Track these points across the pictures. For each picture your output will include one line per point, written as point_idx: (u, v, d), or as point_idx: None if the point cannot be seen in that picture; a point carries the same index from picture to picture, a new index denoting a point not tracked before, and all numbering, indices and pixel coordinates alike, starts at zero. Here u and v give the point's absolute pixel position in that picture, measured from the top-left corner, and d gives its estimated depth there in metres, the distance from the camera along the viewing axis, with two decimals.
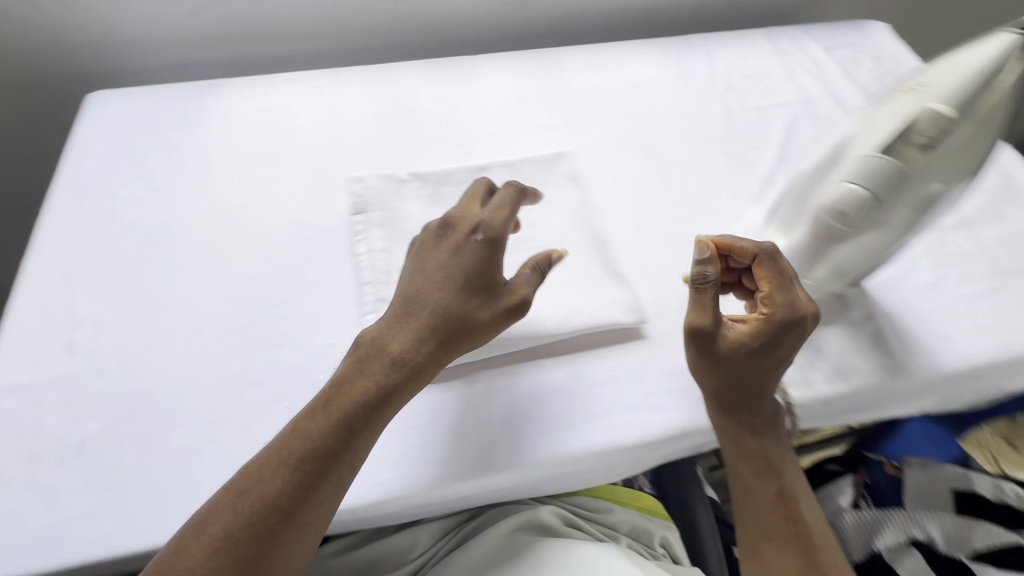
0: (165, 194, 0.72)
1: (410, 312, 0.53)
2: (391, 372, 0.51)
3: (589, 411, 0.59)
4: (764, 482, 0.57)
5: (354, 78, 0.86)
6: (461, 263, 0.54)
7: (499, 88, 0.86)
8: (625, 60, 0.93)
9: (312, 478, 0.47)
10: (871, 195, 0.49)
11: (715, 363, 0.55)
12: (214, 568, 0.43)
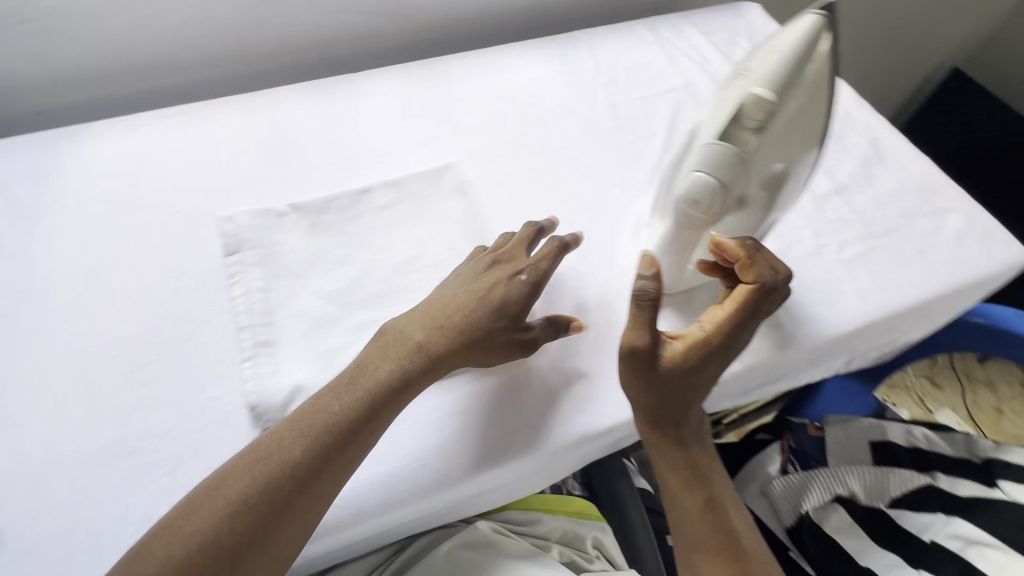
0: (20, 258, 0.66)
1: (450, 322, 0.57)
2: (413, 362, 0.55)
3: (515, 428, 0.58)
4: (695, 494, 0.57)
5: (226, 108, 0.82)
6: (501, 294, 0.58)
7: (382, 103, 0.84)
8: (510, 61, 0.92)
9: (329, 453, 0.49)
10: (714, 181, 0.50)
11: (643, 385, 0.54)
12: (225, 530, 0.46)
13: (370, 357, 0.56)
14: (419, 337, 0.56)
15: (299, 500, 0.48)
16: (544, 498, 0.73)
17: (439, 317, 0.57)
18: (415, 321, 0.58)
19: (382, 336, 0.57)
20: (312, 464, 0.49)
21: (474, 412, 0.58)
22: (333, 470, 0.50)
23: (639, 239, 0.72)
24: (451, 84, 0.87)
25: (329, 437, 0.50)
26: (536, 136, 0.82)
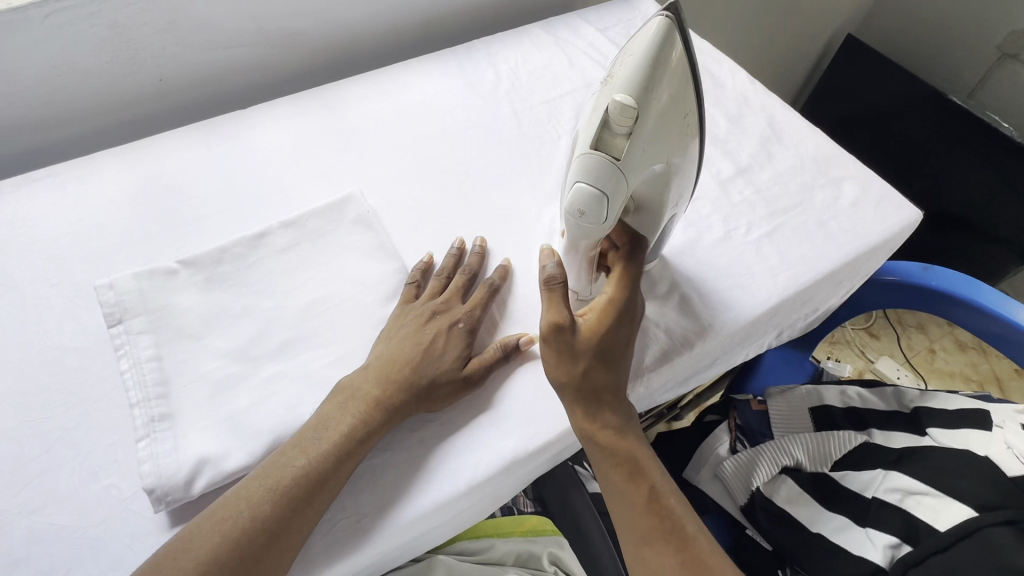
0: None
1: (401, 376, 0.56)
2: (374, 416, 0.54)
3: (451, 461, 0.56)
4: (635, 487, 0.55)
5: (102, 164, 0.76)
6: (444, 344, 0.59)
7: (275, 138, 0.80)
8: (408, 78, 0.90)
9: (296, 507, 0.49)
10: (595, 194, 0.50)
11: (564, 365, 0.54)
12: None
13: (326, 410, 0.54)
14: (375, 390, 0.55)
15: (268, 555, 0.47)
16: (497, 522, 0.71)
17: (388, 368, 0.57)
18: (365, 372, 0.57)
19: (337, 393, 0.55)
20: (274, 529, 0.48)
21: (409, 449, 0.56)
22: (303, 521, 0.49)
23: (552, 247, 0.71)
24: (348, 110, 0.84)
25: (292, 498, 0.49)
26: (441, 154, 0.80)
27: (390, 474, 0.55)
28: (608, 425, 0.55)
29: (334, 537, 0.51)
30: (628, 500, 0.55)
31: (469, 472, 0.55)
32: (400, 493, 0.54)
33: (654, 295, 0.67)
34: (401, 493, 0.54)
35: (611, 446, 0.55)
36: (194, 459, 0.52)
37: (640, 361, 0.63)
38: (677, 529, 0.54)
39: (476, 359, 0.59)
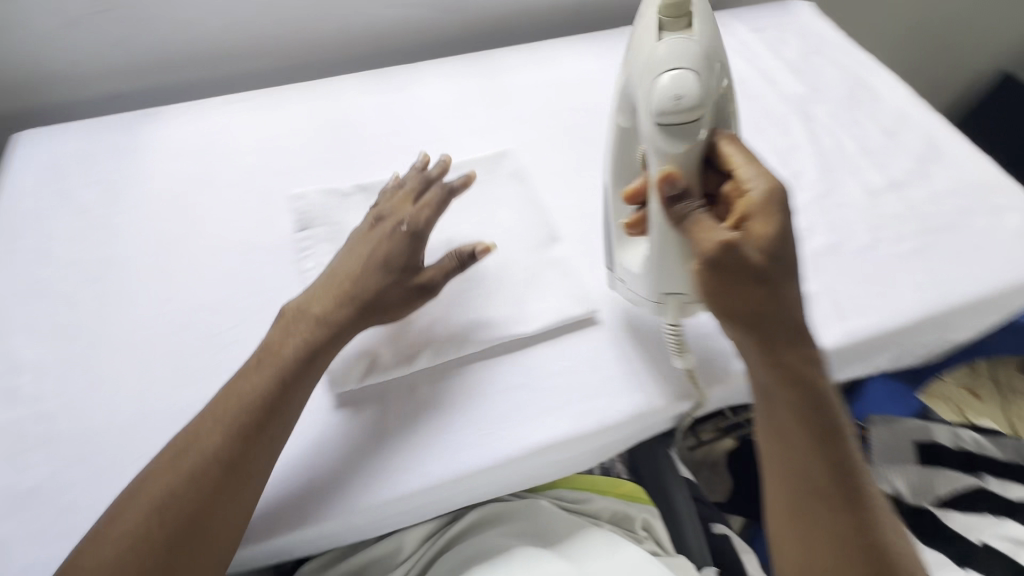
0: (106, 228, 0.71)
1: (339, 289, 0.58)
2: (316, 332, 0.55)
3: (545, 409, 0.58)
4: (819, 441, 0.52)
5: (292, 95, 0.85)
6: (384, 251, 0.59)
7: (439, 94, 0.87)
8: (562, 54, 0.94)
9: (248, 436, 0.50)
10: (684, 72, 0.49)
11: (751, 295, 0.50)
12: (152, 525, 0.45)
13: (280, 338, 0.55)
14: (319, 307, 0.57)
15: (226, 486, 0.48)
16: (595, 480, 0.74)
17: (337, 279, 0.58)
18: (323, 287, 0.58)
19: (283, 315, 0.57)
20: (230, 461, 0.48)
21: (504, 392, 0.59)
22: (258, 451, 0.50)
23: None
24: (505, 77, 0.90)
25: (239, 430, 0.50)
26: (589, 128, 0.84)
27: (502, 412, 0.58)
28: (795, 371, 0.53)
29: (416, 463, 0.55)
30: (808, 454, 0.52)
31: (566, 418, 0.57)
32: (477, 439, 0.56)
33: None
34: (498, 431, 0.56)
35: (798, 393, 0.52)
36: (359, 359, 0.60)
37: None
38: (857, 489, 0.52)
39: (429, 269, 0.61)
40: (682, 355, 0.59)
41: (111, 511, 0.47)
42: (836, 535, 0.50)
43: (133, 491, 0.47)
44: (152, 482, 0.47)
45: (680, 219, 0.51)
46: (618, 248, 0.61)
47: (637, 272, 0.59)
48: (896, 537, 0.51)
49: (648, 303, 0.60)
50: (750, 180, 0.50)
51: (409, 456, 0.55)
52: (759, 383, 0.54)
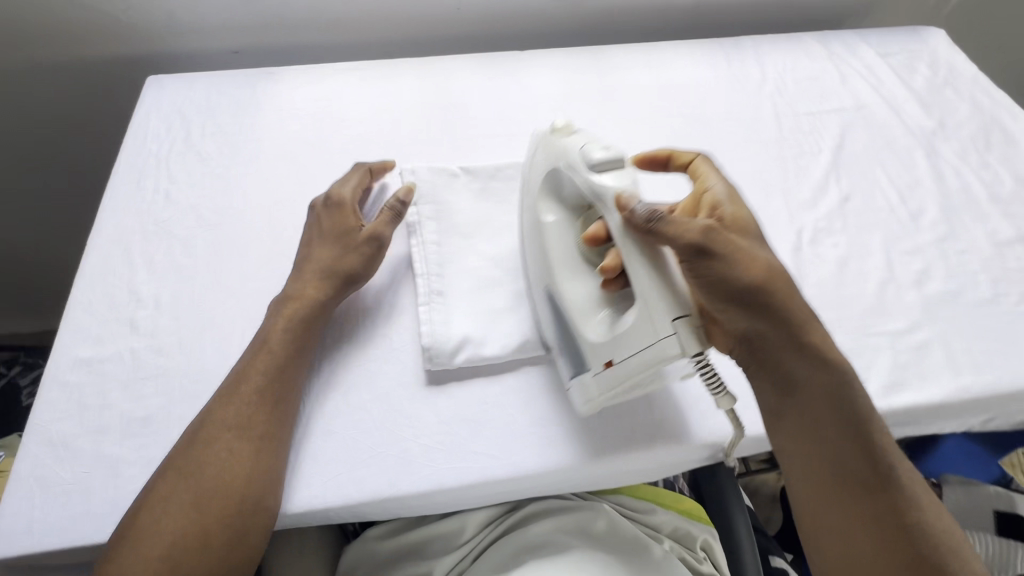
0: (222, 178, 0.74)
1: (305, 276, 0.58)
2: (306, 309, 0.56)
3: (632, 419, 0.58)
4: (849, 432, 0.51)
5: (405, 69, 0.87)
6: (331, 232, 0.61)
7: (548, 84, 0.86)
8: (675, 57, 0.91)
9: (272, 401, 0.51)
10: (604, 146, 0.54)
11: (750, 276, 0.52)
12: (193, 497, 0.45)
13: (273, 325, 0.55)
14: (297, 288, 0.57)
15: (262, 450, 0.48)
16: (656, 493, 0.73)
17: (304, 268, 0.59)
18: (293, 282, 0.58)
19: (273, 302, 0.57)
20: (260, 427, 0.49)
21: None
22: (280, 413, 0.51)
23: (799, 254, 0.70)
24: (615, 75, 0.88)
25: (259, 399, 0.50)
26: (697, 138, 0.82)
27: (590, 416, 0.58)
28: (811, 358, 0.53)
29: (501, 450, 0.55)
30: (836, 445, 0.51)
31: (651, 432, 0.57)
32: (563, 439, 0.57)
33: (907, 334, 0.64)
34: (584, 434, 0.57)
35: (817, 381, 0.52)
36: (449, 343, 0.59)
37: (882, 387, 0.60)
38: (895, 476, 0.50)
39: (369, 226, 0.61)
40: (722, 392, 0.50)
41: (155, 481, 0.46)
42: (871, 520, 0.49)
43: (176, 459, 0.47)
44: (193, 452, 0.47)
45: (650, 222, 0.49)
46: (586, 334, 0.53)
47: (625, 331, 0.50)
48: (939, 519, 0.50)
49: (653, 359, 0.49)
50: (710, 181, 0.60)
51: (493, 444, 0.56)
52: (773, 377, 0.53)
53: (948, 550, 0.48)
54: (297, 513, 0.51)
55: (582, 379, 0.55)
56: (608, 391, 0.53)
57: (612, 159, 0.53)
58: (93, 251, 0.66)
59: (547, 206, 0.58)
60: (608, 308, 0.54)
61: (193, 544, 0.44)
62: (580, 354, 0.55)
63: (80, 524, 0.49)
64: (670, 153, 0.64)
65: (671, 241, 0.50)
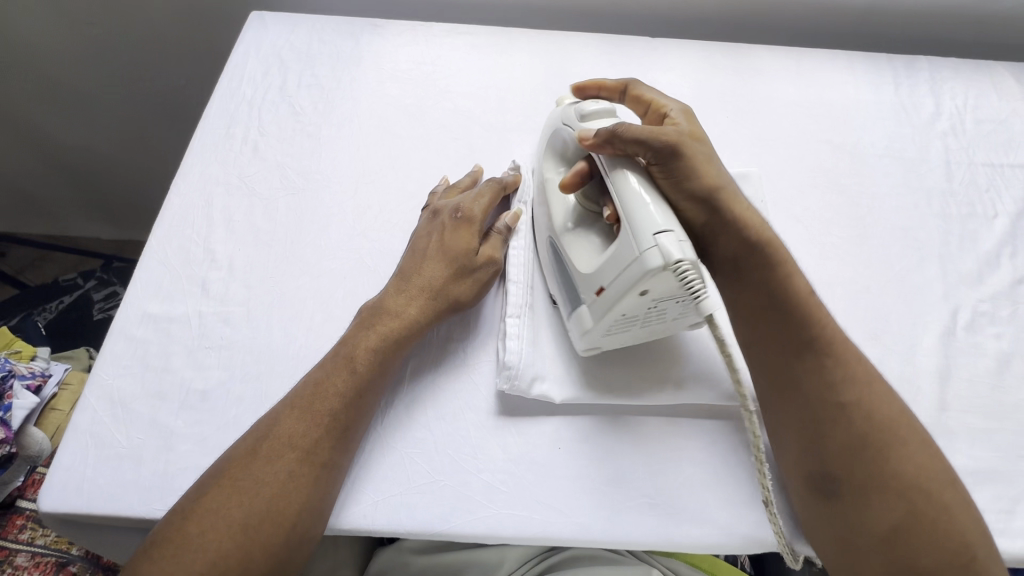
0: (312, 138, 0.69)
1: (410, 292, 0.53)
2: (400, 330, 0.51)
3: (726, 502, 0.50)
4: (790, 315, 0.49)
5: (521, 41, 0.78)
6: (448, 245, 0.55)
7: (679, 83, 0.75)
8: (833, 70, 0.78)
9: (347, 427, 0.47)
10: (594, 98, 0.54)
11: (695, 167, 0.49)
12: (241, 516, 0.42)
13: (361, 340, 0.50)
14: (395, 300, 0.52)
15: (322, 476, 0.45)
16: (714, 562, 0.63)
17: (412, 281, 0.53)
18: (393, 291, 0.53)
19: (361, 312, 0.53)
20: (328, 452, 0.46)
21: (680, 463, 0.51)
22: (350, 439, 0.47)
23: (950, 340, 0.59)
24: (758, 82, 0.76)
25: (332, 422, 0.46)
26: (844, 173, 0.70)
27: (676, 488, 0.50)
28: (755, 240, 0.49)
29: (573, 504, 0.49)
30: (783, 328, 0.49)
31: (742, 520, 0.49)
32: (642, 509, 0.49)
33: None
34: (666, 506, 0.50)
35: (760, 263, 0.50)
36: (532, 372, 0.53)
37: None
38: (839, 357, 0.48)
39: (486, 248, 0.56)
40: (701, 299, 0.44)
41: (207, 488, 0.43)
42: (811, 400, 0.47)
43: (232, 470, 0.44)
44: (254, 467, 0.44)
45: (611, 131, 0.48)
46: (579, 265, 0.50)
47: (606, 258, 0.47)
48: (888, 406, 0.47)
49: (637, 274, 0.43)
50: (665, 102, 0.56)
51: (563, 495, 0.50)
52: (722, 266, 0.52)
53: (892, 432, 0.45)
54: (346, 528, 0.47)
55: (579, 312, 0.51)
56: (601, 320, 0.48)
57: (600, 110, 0.53)
58: (175, 197, 0.63)
59: (552, 167, 0.57)
60: (598, 237, 0.52)
61: (234, 570, 0.40)
62: (573, 288, 0.52)
63: (126, 492, 0.48)
64: (597, 84, 0.60)
65: (640, 148, 0.48)
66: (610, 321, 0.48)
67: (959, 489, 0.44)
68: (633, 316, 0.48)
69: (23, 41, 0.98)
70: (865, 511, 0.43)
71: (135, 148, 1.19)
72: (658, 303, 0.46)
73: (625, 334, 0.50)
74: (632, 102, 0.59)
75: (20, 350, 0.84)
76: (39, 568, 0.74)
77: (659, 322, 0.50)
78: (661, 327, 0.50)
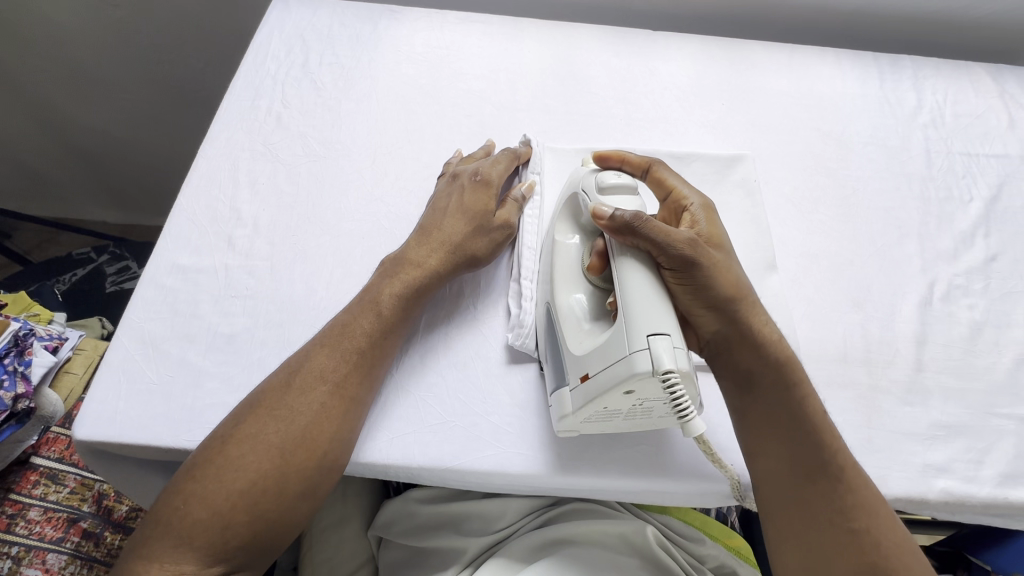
0: (332, 111, 0.72)
1: (431, 248, 0.56)
2: (421, 282, 0.54)
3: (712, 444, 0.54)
4: (802, 428, 0.49)
5: (530, 30, 0.82)
6: (466, 205, 0.59)
7: (678, 72, 0.80)
8: (822, 65, 0.83)
9: (372, 366, 0.50)
10: (615, 176, 0.53)
11: (715, 277, 0.49)
12: (276, 443, 0.45)
13: (385, 287, 0.53)
14: (417, 256, 0.56)
15: (349, 410, 0.48)
16: (704, 520, 0.66)
17: (432, 236, 0.57)
18: (414, 245, 0.57)
19: (384, 265, 0.56)
20: (354, 388, 0.49)
21: None
22: (374, 377, 0.50)
23: (927, 308, 0.63)
24: (752, 73, 0.81)
25: (359, 359, 0.50)
26: (831, 158, 0.74)
27: (669, 431, 0.54)
28: (770, 357, 0.50)
29: (575, 445, 0.53)
30: (791, 439, 0.48)
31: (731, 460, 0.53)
32: (638, 449, 0.53)
33: None
34: (660, 451, 0.53)
35: (772, 379, 0.50)
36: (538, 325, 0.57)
37: (1000, 476, 0.54)
38: (851, 481, 0.47)
39: (500, 212, 0.60)
40: (688, 419, 0.42)
41: (244, 415, 0.46)
42: (820, 522, 0.46)
43: (267, 400, 0.47)
44: (288, 397, 0.47)
45: (628, 224, 0.47)
46: (570, 345, 0.49)
47: (601, 344, 0.46)
48: (895, 532, 0.46)
49: (623, 374, 0.42)
50: (687, 194, 0.56)
51: (565, 438, 0.53)
52: (733, 374, 0.51)
53: (901, 562, 0.44)
54: (364, 462, 0.51)
55: (562, 394, 0.50)
56: (581, 408, 0.47)
57: (620, 184, 0.52)
58: (203, 160, 0.67)
59: (564, 232, 0.56)
60: (592, 320, 0.51)
61: (270, 490, 0.43)
62: (562, 368, 0.51)
63: (155, 424, 0.51)
64: (620, 157, 0.58)
65: (658, 251, 0.47)
66: (590, 411, 0.47)
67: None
68: (616, 409, 0.47)
69: (48, 23, 1.01)
70: None
71: (151, 131, 1.22)
72: (644, 402, 0.45)
73: (606, 423, 0.49)
74: (653, 183, 0.57)
75: (37, 314, 0.86)
76: (52, 522, 0.71)
77: (646, 418, 0.49)
78: (647, 421, 0.49)
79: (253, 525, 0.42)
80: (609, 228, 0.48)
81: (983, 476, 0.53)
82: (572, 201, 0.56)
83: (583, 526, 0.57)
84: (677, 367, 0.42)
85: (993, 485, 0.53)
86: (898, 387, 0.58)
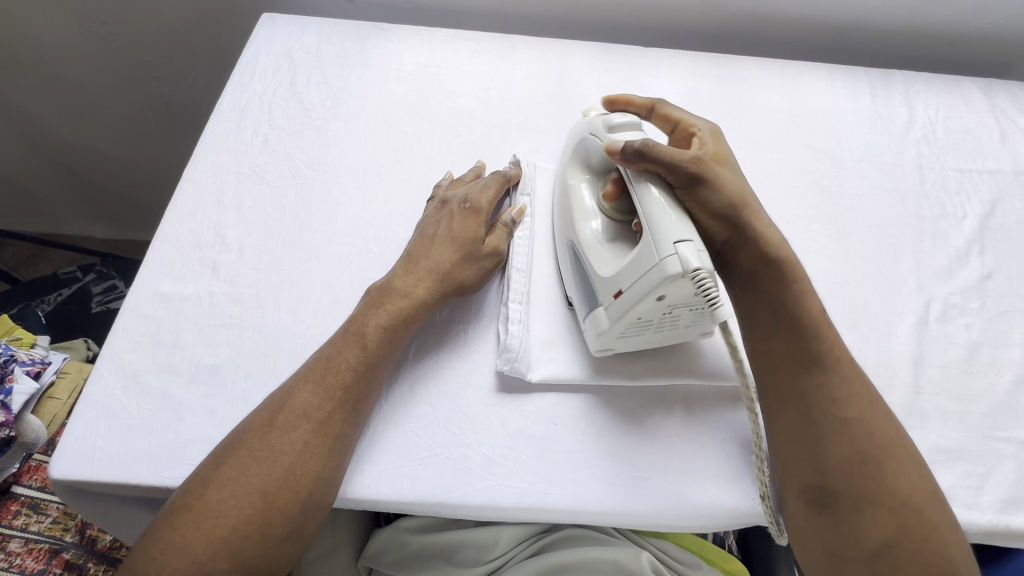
0: (320, 132, 0.71)
1: (418, 275, 0.55)
2: (409, 311, 0.53)
3: (713, 472, 0.52)
4: (800, 333, 0.51)
5: (521, 47, 0.82)
6: (454, 229, 0.58)
7: (670, 89, 0.80)
8: (815, 80, 0.83)
9: (357, 402, 0.49)
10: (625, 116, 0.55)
11: (721, 191, 0.51)
12: (257, 488, 0.43)
13: (371, 318, 0.52)
14: (405, 284, 0.55)
15: (334, 448, 0.47)
16: (702, 544, 0.64)
17: (419, 263, 0.56)
18: (402, 273, 0.56)
19: (373, 290, 0.55)
20: (338, 426, 0.47)
21: (672, 438, 0.54)
22: (359, 414, 0.49)
23: (923, 328, 0.63)
24: (745, 89, 0.81)
25: (342, 395, 0.48)
26: (824, 175, 0.74)
27: (667, 459, 0.53)
28: (775, 262, 0.52)
29: (568, 477, 0.52)
30: (794, 343, 0.51)
31: (731, 488, 0.52)
32: (633, 477, 0.52)
33: None
34: (657, 481, 0.52)
35: (774, 285, 0.52)
36: (527, 352, 0.56)
37: (999, 501, 0.53)
38: (842, 372, 0.50)
39: (490, 237, 0.59)
40: (717, 305, 0.43)
41: (223, 458, 0.45)
42: (816, 415, 0.49)
43: (247, 441, 0.45)
44: (269, 438, 0.45)
45: (638, 149, 0.49)
46: (598, 268, 0.52)
47: (627, 262, 0.48)
48: (884, 421, 0.49)
49: (656, 280, 0.45)
50: (694, 121, 0.59)
51: (559, 467, 0.52)
52: (740, 279, 0.54)
53: (888, 450, 0.47)
54: (352, 499, 0.49)
55: (595, 313, 0.52)
56: (616, 323, 0.50)
57: (628, 123, 0.54)
58: (188, 183, 0.66)
59: (576, 175, 0.59)
60: (615, 246, 0.53)
61: (252, 535, 0.42)
62: (590, 289, 0.53)
63: (134, 461, 0.49)
64: (625, 101, 0.62)
65: (667, 171, 0.50)
66: (624, 324, 0.49)
67: (945, 506, 0.47)
68: (648, 320, 0.49)
69: (32, 38, 1.00)
70: (867, 537, 0.45)
71: (139, 147, 1.21)
72: (673, 309, 0.48)
73: (639, 337, 0.52)
74: (660, 119, 0.61)
75: (20, 337, 0.83)
76: (33, 554, 0.69)
77: (672, 328, 0.52)
78: (672, 334, 0.52)
79: (235, 573, 0.41)
80: (625, 158, 0.50)
81: (985, 503, 0.52)
82: (581, 146, 0.59)
83: (579, 557, 0.56)
84: (705, 267, 0.44)
85: (995, 512, 0.52)
86: (896, 411, 0.57)
